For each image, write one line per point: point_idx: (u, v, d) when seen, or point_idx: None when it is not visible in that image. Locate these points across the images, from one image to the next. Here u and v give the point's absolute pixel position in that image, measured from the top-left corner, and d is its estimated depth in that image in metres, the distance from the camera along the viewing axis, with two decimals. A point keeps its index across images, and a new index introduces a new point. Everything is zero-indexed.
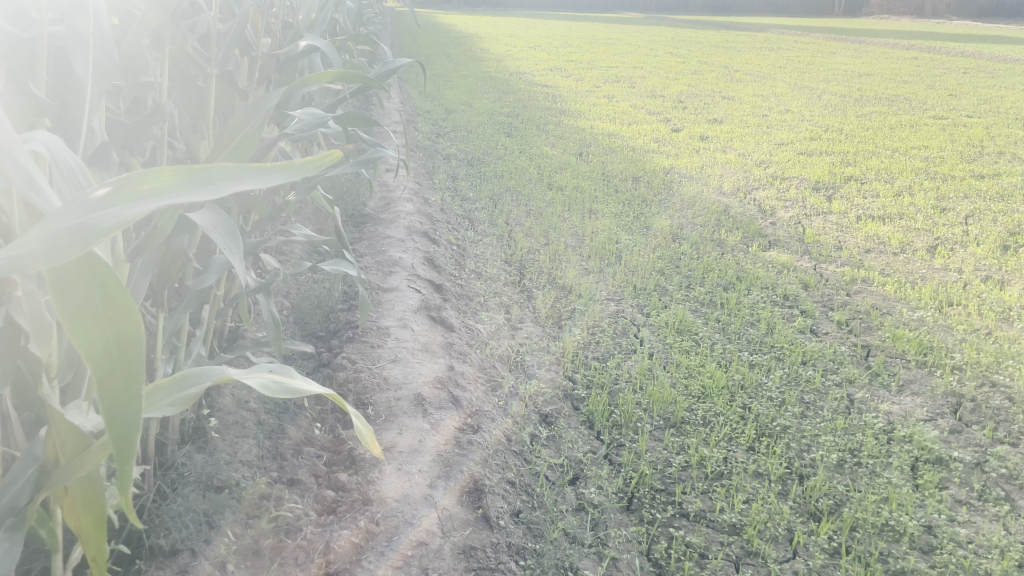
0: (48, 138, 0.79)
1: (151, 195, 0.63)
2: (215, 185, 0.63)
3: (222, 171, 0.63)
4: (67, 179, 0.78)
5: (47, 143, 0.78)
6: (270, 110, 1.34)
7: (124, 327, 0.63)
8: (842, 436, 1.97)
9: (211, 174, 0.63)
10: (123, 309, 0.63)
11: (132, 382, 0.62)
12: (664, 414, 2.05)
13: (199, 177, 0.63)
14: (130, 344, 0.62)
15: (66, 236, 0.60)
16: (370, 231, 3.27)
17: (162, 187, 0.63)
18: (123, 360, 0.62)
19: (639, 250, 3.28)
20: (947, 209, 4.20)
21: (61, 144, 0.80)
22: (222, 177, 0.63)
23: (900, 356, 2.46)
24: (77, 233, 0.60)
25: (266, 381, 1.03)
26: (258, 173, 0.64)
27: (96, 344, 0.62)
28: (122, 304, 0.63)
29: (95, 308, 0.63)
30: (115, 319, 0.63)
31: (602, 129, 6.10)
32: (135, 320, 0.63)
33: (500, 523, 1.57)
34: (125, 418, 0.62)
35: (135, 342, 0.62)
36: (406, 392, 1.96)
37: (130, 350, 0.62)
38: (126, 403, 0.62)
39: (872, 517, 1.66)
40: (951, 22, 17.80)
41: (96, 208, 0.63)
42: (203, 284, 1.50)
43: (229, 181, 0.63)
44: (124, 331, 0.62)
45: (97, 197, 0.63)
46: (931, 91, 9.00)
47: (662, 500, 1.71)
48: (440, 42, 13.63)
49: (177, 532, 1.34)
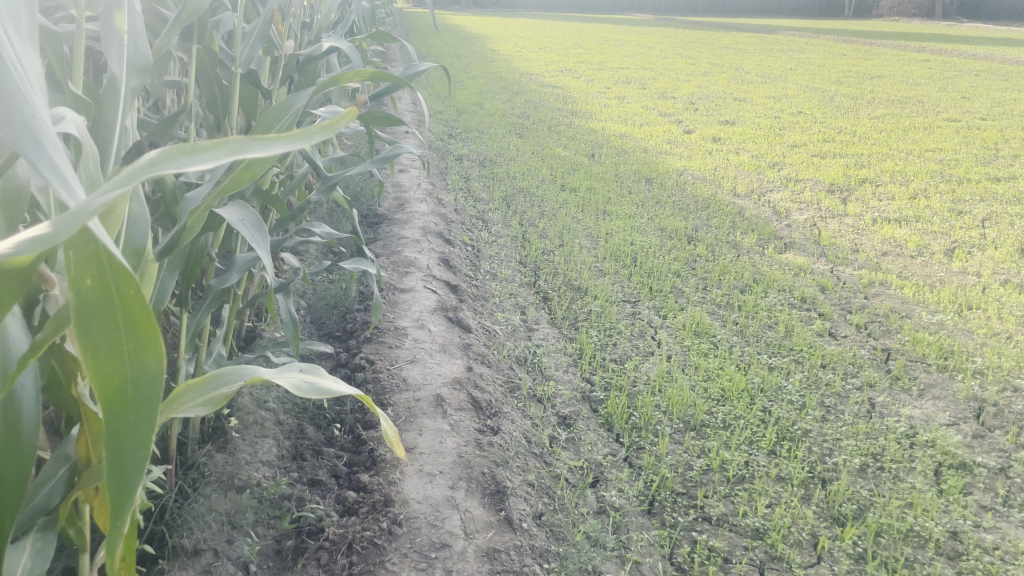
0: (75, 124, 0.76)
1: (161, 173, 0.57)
2: (229, 156, 0.58)
3: (237, 143, 0.58)
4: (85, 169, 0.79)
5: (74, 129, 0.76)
6: (298, 109, 1.33)
7: (143, 363, 0.60)
8: (865, 440, 1.95)
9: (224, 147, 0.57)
10: (144, 340, 0.60)
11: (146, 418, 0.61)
12: (683, 417, 2.04)
13: (214, 152, 0.59)
14: (148, 386, 0.60)
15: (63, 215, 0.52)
16: (384, 232, 3.27)
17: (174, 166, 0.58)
18: (138, 397, 0.60)
19: (654, 252, 3.27)
20: (963, 212, 4.17)
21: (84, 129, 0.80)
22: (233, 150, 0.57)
23: (921, 359, 2.44)
24: (77, 212, 0.52)
25: (297, 381, 1.02)
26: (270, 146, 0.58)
27: (112, 382, 0.60)
28: (146, 335, 0.60)
29: (115, 336, 0.60)
30: (133, 351, 0.60)
31: (614, 130, 6.09)
32: (156, 357, 0.60)
33: (523, 525, 1.54)
34: (128, 459, 0.60)
35: (151, 380, 0.60)
36: (425, 393, 1.95)
37: (148, 390, 0.60)
38: (134, 441, 0.60)
39: (897, 522, 1.65)
40: (962, 25, 17.71)
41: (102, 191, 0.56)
42: (226, 282, 1.50)
43: (244, 153, 0.58)
44: (142, 369, 0.60)
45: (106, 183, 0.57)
46: (944, 93, 8.95)
47: (684, 503, 1.70)
48: (451, 43, 13.63)
49: (200, 532, 1.34)
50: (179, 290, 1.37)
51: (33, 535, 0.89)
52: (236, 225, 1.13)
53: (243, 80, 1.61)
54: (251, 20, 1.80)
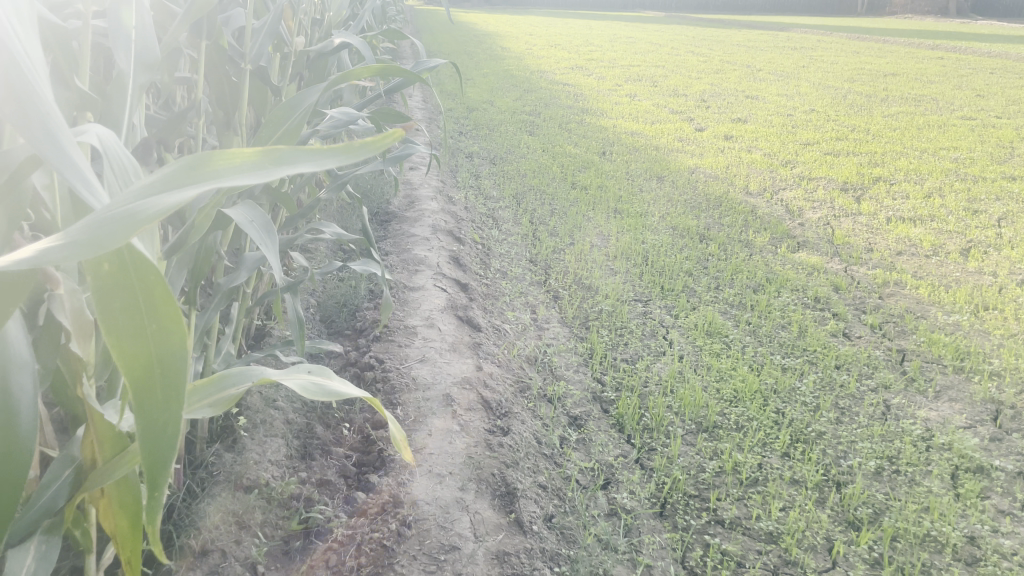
0: (99, 129, 0.70)
1: (203, 180, 0.55)
2: (273, 166, 0.56)
3: (277, 153, 0.56)
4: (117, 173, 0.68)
5: (98, 135, 0.69)
6: (307, 107, 1.30)
7: (166, 343, 0.58)
8: (880, 443, 1.92)
9: (265, 158, 0.56)
10: (168, 317, 0.58)
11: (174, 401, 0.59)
12: (695, 418, 2.01)
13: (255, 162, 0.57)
14: (173, 363, 0.58)
15: (107, 224, 0.50)
16: (394, 229, 3.26)
17: (215, 174, 0.56)
18: (165, 380, 0.58)
19: (666, 251, 3.24)
20: (979, 212, 4.12)
21: (112, 136, 0.71)
22: (277, 161, 0.56)
23: (936, 361, 2.41)
24: (123, 219, 0.50)
25: (305, 383, 1.01)
26: (315, 157, 0.57)
27: (138, 363, 0.58)
28: (166, 314, 0.58)
29: (137, 317, 0.58)
30: (158, 332, 0.58)
31: (625, 128, 6.06)
32: (181, 335, 0.58)
33: (533, 528, 1.52)
34: (158, 442, 0.59)
35: (177, 359, 0.58)
36: (435, 392, 1.93)
37: (174, 368, 0.58)
38: (162, 422, 0.59)
39: (913, 527, 1.62)
40: (977, 23, 17.56)
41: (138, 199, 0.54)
42: (233, 282, 1.49)
43: (282, 165, 0.56)
44: (167, 348, 0.58)
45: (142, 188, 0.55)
46: (958, 91, 8.86)
47: (696, 507, 1.68)
48: (461, 40, 13.59)
49: (208, 532, 1.33)
50: (187, 288, 1.36)
51: (37, 538, 0.88)
52: (244, 226, 1.11)
53: (252, 76, 1.59)
54: (261, 16, 1.78)
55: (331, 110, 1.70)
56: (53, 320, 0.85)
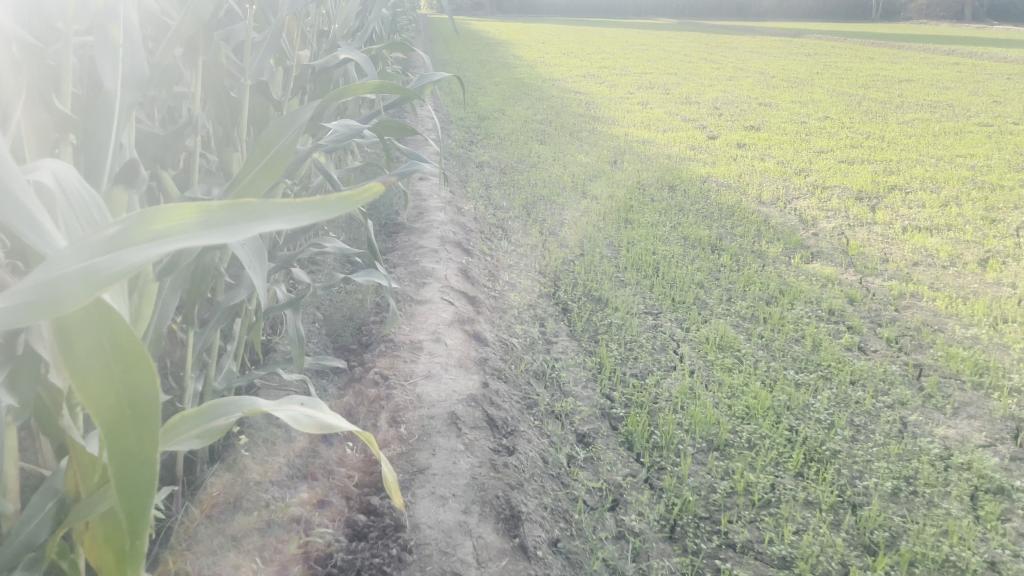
0: (54, 165, 0.65)
1: (165, 235, 0.56)
2: (242, 225, 0.56)
3: (249, 207, 0.56)
4: (78, 212, 0.64)
5: (54, 172, 0.65)
6: (303, 124, 1.26)
7: (136, 384, 0.61)
8: (897, 462, 1.87)
9: (235, 212, 0.56)
10: (133, 359, 0.61)
11: (146, 438, 0.63)
12: (706, 436, 1.96)
13: (223, 215, 0.56)
14: (144, 403, 0.62)
15: (65, 282, 0.53)
16: (403, 241, 3.23)
17: (181, 226, 0.56)
18: (136, 418, 0.62)
19: (677, 262, 3.19)
20: (997, 220, 4.06)
21: (68, 170, 0.66)
22: (249, 217, 0.56)
23: (955, 376, 2.35)
24: (83, 280, 0.53)
25: (296, 416, 0.98)
26: (286, 211, 0.57)
27: (106, 404, 0.61)
28: (133, 352, 0.61)
29: (102, 358, 0.60)
30: (126, 374, 0.61)
31: (637, 136, 6.01)
32: (148, 375, 0.62)
33: (538, 553, 1.47)
34: (136, 476, 0.64)
35: (147, 398, 0.62)
36: (440, 410, 1.89)
37: (142, 407, 0.62)
38: (137, 456, 0.63)
39: (931, 552, 1.57)
40: (992, 28, 17.42)
41: (101, 247, 0.55)
42: (233, 300, 1.46)
43: (254, 221, 0.56)
44: (135, 388, 0.61)
45: (105, 235, 0.56)
46: (974, 97, 8.77)
47: (707, 529, 1.63)
48: (473, 49, 13.58)
49: (205, 558, 1.30)
50: (186, 309, 1.34)
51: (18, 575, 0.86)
52: (236, 249, 1.09)
53: (252, 89, 1.56)
54: (262, 29, 1.75)
55: (332, 125, 1.67)
56: (32, 352, 0.82)
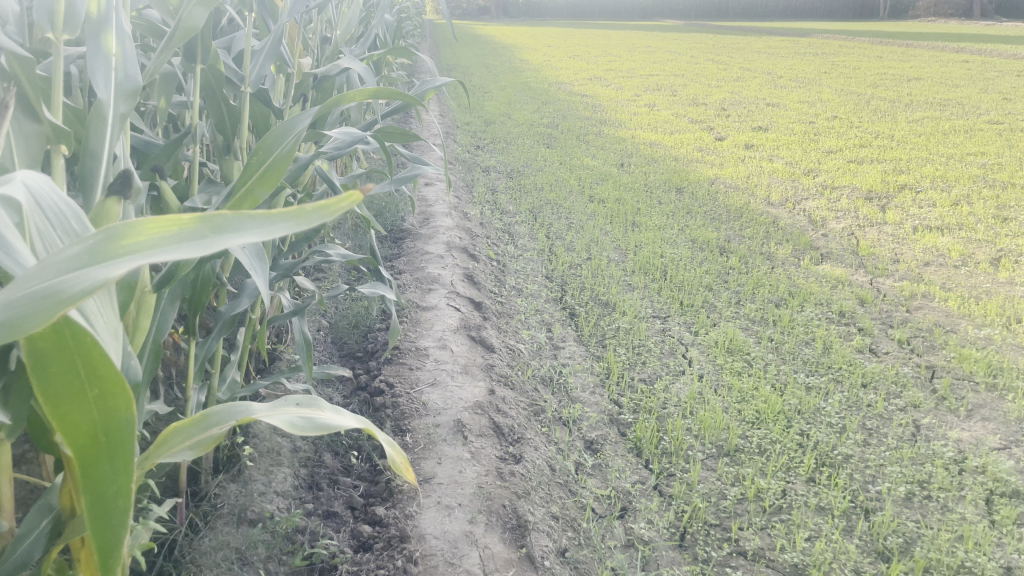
0: (27, 175, 0.63)
1: (132, 253, 0.55)
2: (211, 236, 0.55)
3: (220, 220, 0.55)
4: (54, 221, 0.63)
5: (26, 182, 0.62)
6: (300, 132, 1.24)
7: (112, 412, 0.62)
8: (911, 467, 1.84)
9: (206, 224, 0.55)
10: (108, 386, 0.61)
11: (120, 463, 0.65)
12: (716, 442, 1.94)
13: (192, 230, 0.55)
14: (118, 429, 0.63)
15: (26, 300, 0.52)
16: (408, 247, 3.22)
17: (148, 244, 0.56)
18: (110, 443, 0.64)
19: (685, 265, 3.17)
20: (1009, 219, 4.01)
21: (41, 178, 0.64)
22: (221, 228, 0.55)
23: (968, 378, 2.32)
24: (45, 297, 0.52)
25: (293, 418, 0.97)
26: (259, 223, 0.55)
27: (81, 430, 0.62)
28: (111, 384, 0.61)
29: (77, 386, 0.61)
30: (101, 402, 0.62)
31: (644, 138, 5.99)
32: (126, 403, 0.62)
33: (546, 562, 1.45)
34: (108, 497, 0.66)
35: (122, 426, 0.63)
36: (446, 418, 1.87)
37: (117, 430, 0.63)
38: (111, 478, 0.66)
39: (947, 557, 1.54)
40: (1003, 23, 17.27)
41: (67, 266, 0.54)
42: (236, 308, 1.45)
43: (225, 232, 0.55)
44: (112, 415, 0.62)
45: (71, 254, 0.55)
46: (985, 94, 8.70)
47: (717, 537, 1.61)
48: (478, 53, 13.59)
49: (209, 570, 1.29)
50: (187, 320, 1.33)
51: None
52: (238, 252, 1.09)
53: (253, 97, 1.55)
54: (262, 36, 1.74)
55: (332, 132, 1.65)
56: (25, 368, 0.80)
